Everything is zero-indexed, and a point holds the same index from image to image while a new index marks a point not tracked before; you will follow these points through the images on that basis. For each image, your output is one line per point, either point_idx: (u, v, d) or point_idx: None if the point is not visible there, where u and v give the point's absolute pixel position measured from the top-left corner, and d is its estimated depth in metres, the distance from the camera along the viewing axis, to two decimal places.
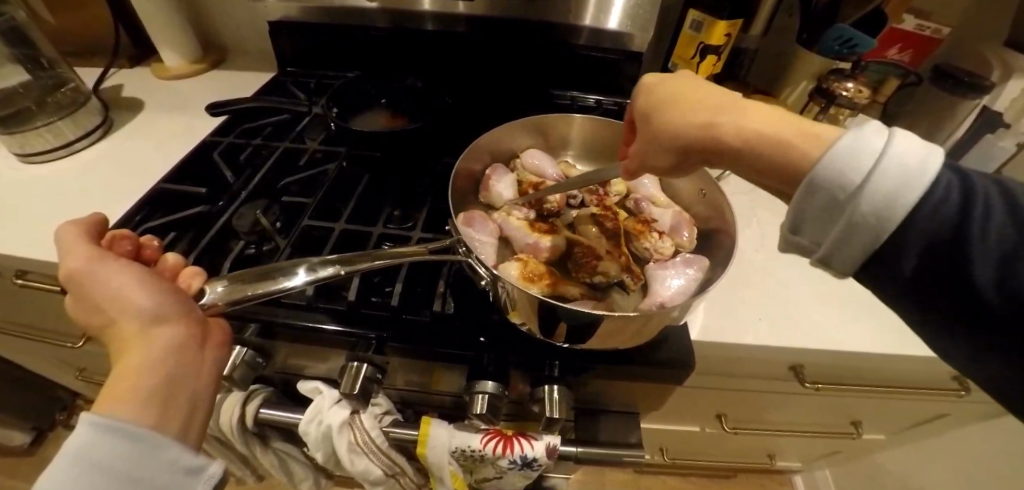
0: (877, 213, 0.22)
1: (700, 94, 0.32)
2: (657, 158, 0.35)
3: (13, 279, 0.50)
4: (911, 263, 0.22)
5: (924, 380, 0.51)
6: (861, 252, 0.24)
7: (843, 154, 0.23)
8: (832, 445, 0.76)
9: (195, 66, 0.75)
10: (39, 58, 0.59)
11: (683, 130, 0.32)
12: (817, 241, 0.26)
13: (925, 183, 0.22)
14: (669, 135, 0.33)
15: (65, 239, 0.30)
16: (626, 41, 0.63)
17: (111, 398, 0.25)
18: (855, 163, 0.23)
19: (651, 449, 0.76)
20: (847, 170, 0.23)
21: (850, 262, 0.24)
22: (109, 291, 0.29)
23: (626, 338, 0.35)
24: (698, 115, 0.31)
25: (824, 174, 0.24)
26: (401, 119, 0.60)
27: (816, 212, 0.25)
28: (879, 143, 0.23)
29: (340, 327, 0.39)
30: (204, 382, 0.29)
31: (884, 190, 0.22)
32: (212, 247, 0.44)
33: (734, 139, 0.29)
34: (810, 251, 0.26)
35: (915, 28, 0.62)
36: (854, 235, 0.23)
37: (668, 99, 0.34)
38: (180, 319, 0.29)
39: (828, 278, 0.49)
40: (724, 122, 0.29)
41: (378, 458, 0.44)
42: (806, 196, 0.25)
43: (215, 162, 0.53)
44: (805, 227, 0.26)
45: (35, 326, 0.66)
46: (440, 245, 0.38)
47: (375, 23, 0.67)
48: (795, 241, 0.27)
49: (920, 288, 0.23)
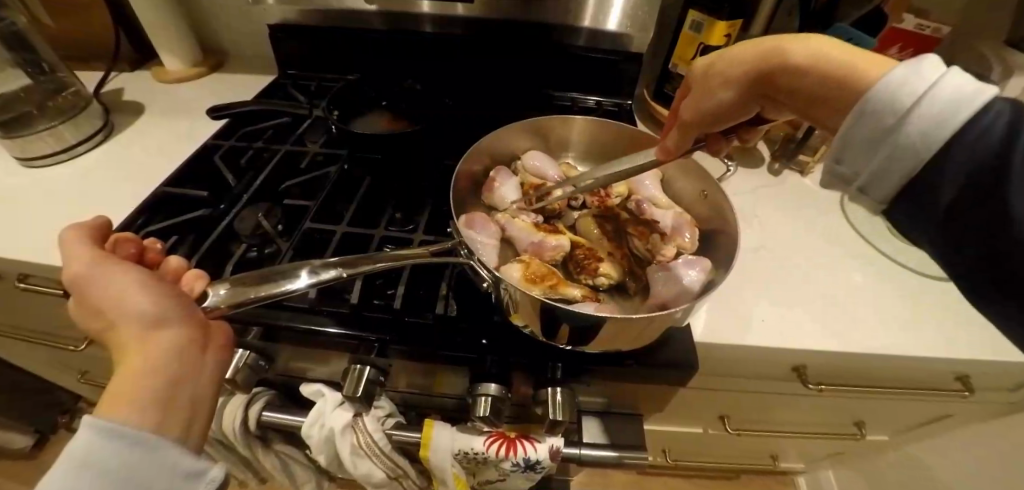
0: (921, 137, 0.24)
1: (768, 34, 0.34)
2: (712, 92, 0.36)
3: (16, 283, 0.50)
4: (945, 197, 0.24)
5: (927, 380, 0.51)
6: (900, 179, 0.25)
7: (896, 82, 0.25)
8: (836, 446, 0.76)
9: (195, 70, 0.75)
10: (40, 63, 0.59)
11: (751, 63, 0.34)
12: (858, 172, 0.27)
13: (974, 109, 0.23)
14: (736, 69, 0.35)
15: (68, 241, 0.30)
16: (626, 42, 0.63)
17: (114, 402, 0.25)
18: (906, 90, 0.24)
19: (653, 450, 0.76)
20: (899, 96, 0.24)
21: (887, 190, 0.26)
22: (110, 294, 0.29)
23: (628, 340, 0.35)
24: (763, 46, 0.33)
25: (878, 97, 0.25)
26: (402, 121, 0.60)
27: (858, 141, 0.27)
28: (937, 69, 0.24)
29: (342, 330, 0.39)
30: (206, 385, 0.29)
31: (932, 114, 0.23)
32: (214, 250, 0.44)
33: (803, 62, 0.31)
34: (851, 181, 0.28)
35: (915, 27, 0.62)
36: (896, 160, 0.25)
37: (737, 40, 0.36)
38: (181, 323, 0.29)
39: (830, 278, 0.49)
40: (793, 50, 0.31)
41: (381, 461, 0.44)
42: (855, 121, 0.26)
43: (216, 166, 0.53)
44: (848, 157, 0.27)
45: (37, 331, 0.66)
46: (441, 247, 0.38)
47: (375, 25, 0.67)
48: (837, 171, 0.29)
49: (952, 222, 0.24)
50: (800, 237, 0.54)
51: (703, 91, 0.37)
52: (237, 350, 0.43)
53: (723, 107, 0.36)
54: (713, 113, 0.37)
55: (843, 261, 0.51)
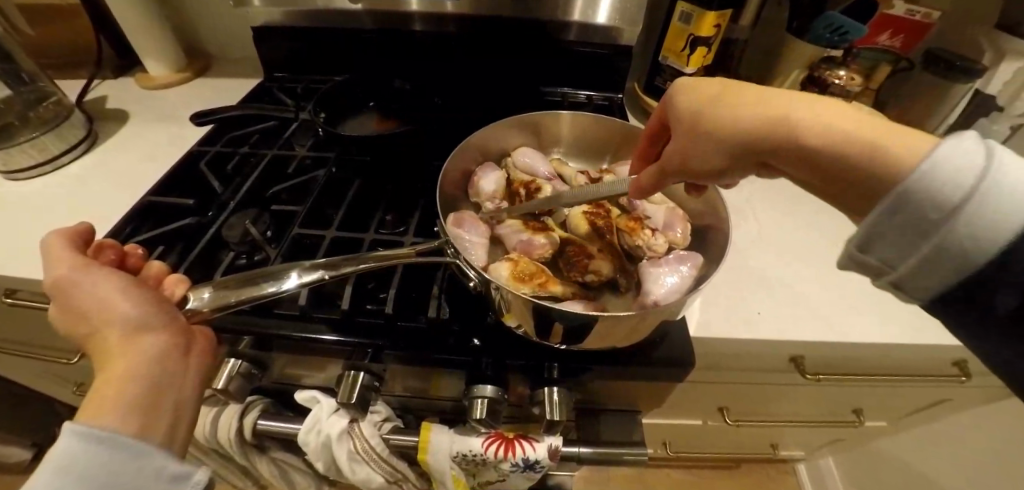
0: (974, 234, 0.21)
1: (759, 91, 0.31)
2: (703, 155, 0.33)
3: (3, 298, 0.49)
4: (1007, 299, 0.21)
5: (925, 367, 0.51)
6: (948, 280, 0.23)
7: (937, 172, 0.22)
8: (834, 433, 0.76)
9: (180, 75, 0.74)
10: (20, 73, 0.57)
11: (749, 127, 0.30)
12: (893, 264, 0.25)
13: None
14: (732, 131, 0.31)
15: (49, 246, 0.29)
16: (615, 35, 0.62)
17: (95, 407, 0.25)
18: (954, 182, 0.22)
19: (654, 444, 0.76)
20: (946, 187, 0.22)
21: (925, 286, 0.24)
22: (92, 299, 0.28)
23: (621, 337, 0.34)
24: (759, 114, 0.29)
25: (919, 187, 0.22)
26: (391, 122, 0.59)
27: (895, 229, 0.24)
28: (983, 155, 0.22)
29: (335, 337, 0.38)
30: (190, 390, 0.29)
31: (988, 211, 0.21)
32: (203, 259, 0.43)
33: (809, 137, 0.28)
34: (881, 270, 0.26)
35: (905, 13, 0.61)
36: (941, 261, 0.23)
37: (723, 91, 0.32)
38: (165, 328, 0.29)
39: (825, 269, 0.49)
40: (799, 118, 0.28)
41: (380, 466, 0.44)
42: (890, 212, 0.23)
43: (202, 173, 0.52)
44: (877, 247, 0.25)
45: (26, 343, 0.65)
46: (429, 246, 0.37)
47: (362, 25, 0.66)
48: (860, 259, 0.26)
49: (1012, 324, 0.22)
50: (792, 229, 0.54)
51: (694, 147, 0.33)
52: (227, 359, 0.42)
53: (716, 169, 0.33)
54: (705, 175, 0.34)
55: (835, 250, 0.51)
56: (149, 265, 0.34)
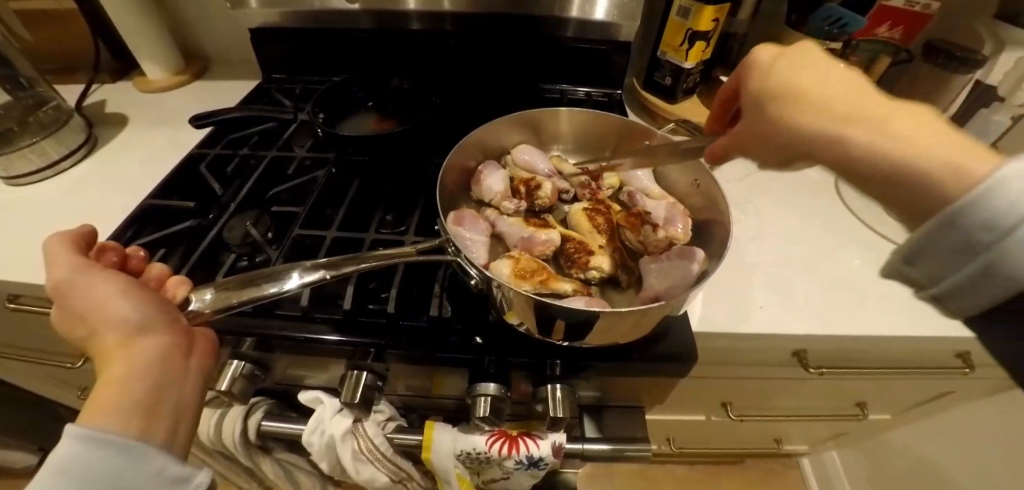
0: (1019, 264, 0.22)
1: (836, 87, 0.29)
2: (761, 144, 0.34)
3: (6, 303, 0.49)
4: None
5: (928, 359, 0.51)
6: (996, 294, 0.23)
7: (987, 202, 0.22)
8: (837, 427, 0.76)
9: (179, 78, 0.74)
10: (18, 78, 0.58)
11: (802, 128, 0.30)
12: (936, 278, 0.26)
13: None
14: (789, 128, 0.31)
15: (50, 249, 0.29)
16: (613, 31, 0.62)
17: (95, 408, 0.25)
18: (1005, 209, 0.22)
19: (657, 440, 0.76)
20: (996, 217, 0.22)
21: (975, 300, 0.24)
22: (93, 300, 0.28)
23: (622, 333, 0.34)
24: (815, 110, 0.29)
25: (967, 212, 0.23)
26: (389, 121, 0.59)
27: (944, 249, 0.24)
28: None
29: (339, 337, 0.38)
30: (191, 391, 0.29)
31: None
32: (204, 261, 0.43)
33: (860, 152, 0.27)
34: (926, 280, 0.26)
35: (906, 4, 0.60)
36: (989, 280, 0.23)
37: (794, 74, 0.32)
38: (166, 329, 0.29)
39: (827, 263, 0.49)
40: (852, 131, 0.27)
41: (384, 465, 0.44)
42: (940, 231, 0.24)
43: (202, 175, 0.52)
44: (925, 260, 0.26)
45: (30, 348, 0.65)
46: (429, 245, 0.37)
47: (359, 25, 0.66)
48: (909, 268, 0.27)
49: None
50: (793, 222, 0.54)
51: (758, 133, 0.34)
52: (230, 361, 0.42)
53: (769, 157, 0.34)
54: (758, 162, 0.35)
55: (836, 243, 0.51)
56: (150, 266, 0.34)
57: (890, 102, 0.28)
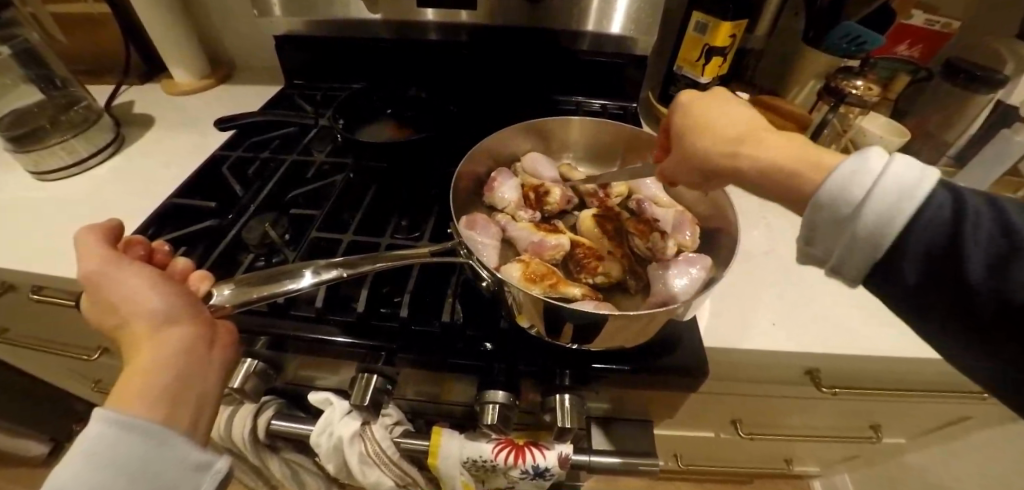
0: (875, 226, 0.24)
1: (722, 121, 0.33)
2: (686, 173, 0.36)
3: (31, 294, 0.51)
4: (909, 264, 0.24)
5: (945, 383, 0.50)
6: (868, 261, 0.26)
7: (840, 179, 0.26)
8: (851, 449, 0.74)
9: (204, 81, 0.76)
10: (53, 78, 0.60)
11: (705, 154, 0.34)
12: (831, 251, 0.27)
13: (919, 197, 0.24)
14: (696, 156, 0.34)
15: (81, 242, 0.31)
16: (630, 45, 0.63)
17: (124, 394, 0.26)
18: (855, 183, 0.25)
19: (665, 455, 0.74)
20: (850, 188, 0.25)
21: (857, 269, 0.27)
22: (121, 291, 0.29)
23: (629, 336, 0.34)
24: (721, 140, 0.33)
25: (828, 191, 0.26)
26: (407, 129, 0.60)
27: (822, 226, 0.27)
28: (882, 158, 0.25)
29: (350, 339, 0.39)
30: (214, 380, 0.29)
31: (882, 206, 0.24)
32: (222, 261, 0.44)
33: (753, 168, 0.31)
34: (824, 260, 0.28)
35: (925, 22, 0.61)
36: (859, 247, 0.25)
37: (690, 121, 0.35)
38: (190, 321, 0.29)
39: (844, 282, 0.48)
40: (744, 152, 0.31)
41: (390, 469, 0.44)
42: (815, 212, 0.27)
43: (224, 177, 0.54)
44: (818, 240, 0.28)
45: (49, 339, 0.66)
46: (442, 247, 0.38)
47: (379, 34, 0.67)
48: (808, 251, 0.29)
49: (921, 294, 0.24)
50: None
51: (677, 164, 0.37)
52: (245, 358, 0.43)
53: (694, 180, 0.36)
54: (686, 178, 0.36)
55: None
56: (174, 260, 0.34)
57: (761, 125, 0.32)
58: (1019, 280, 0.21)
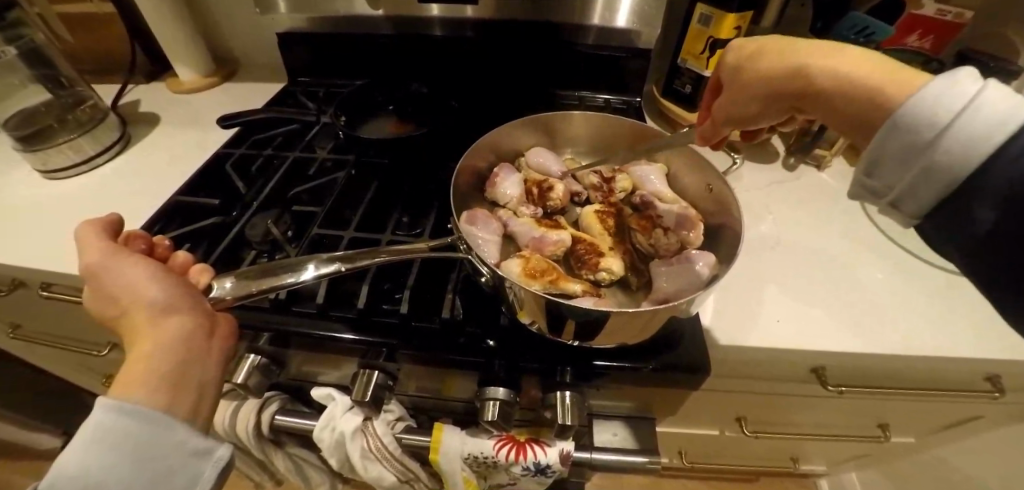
0: (956, 155, 0.23)
1: (805, 45, 0.32)
2: (744, 105, 0.36)
3: (40, 291, 0.52)
4: (984, 205, 0.23)
5: (955, 381, 0.49)
6: (935, 195, 0.25)
7: (926, 100, 0.24)
8: (858, 447, 0.73)
9: (208, 79, 0.76)
10: (59, 77, 0.61)
11: (773, 75, 0.33)
12: (894, 184, 0.27)
13: (1015, 124, 0.22)
14: (757, 83, 0.34)
15: (83, 236, 0.31)
16: (633, 38, 0.62)
17: (127, 382, 0.26)
18: (941, 106, 0.23)
19: (669, 452, 0.74)
20: (935, 112, 0.24)
21: (919, 202, 0.26)
22: (123, 283, 0.29)
23: (630, 334, 0.34)
24: (784, 63, 0.32)
25: (909, 113, 0.25)
26: (409, 124, 0.60)
27: (893, 155, 0.26)
28: (976, 82, 0.23)
29: (353, 335, 0.39)
30: (215, 368, 0.30)
31: (967, 133, 0.23)
32: (226, 257, 0.44)
33: (820, 83, 0.30)
34: (884, 193, 0.28)
35: (937, 12, 0.59)
36: (931, 178, 0.24)
37: (755, 49, 0.35)
38: (189, 311, 0.29)
39: (851, 278, 0.47)
40: (812, 65, 0.30)
41: (392, 464, 0.45)
42: (887, 137, 0.26)
43: (227, 174, 0.54)
44: (883, 171, 0.27)
45: (60, 336, 0.68)
46: (441, 242, 0.37)
47: (382, 30, 0.67)
48: (869, 182, 0.28)
49: (991, 243, 0.23)
50: (814, 233, 0.52)
51: (736, 96, 0.37)
52: (247, 354, 0.43)
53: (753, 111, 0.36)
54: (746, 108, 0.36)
55: (856, 254, 0.50)
56: (174, 254, 0.35)
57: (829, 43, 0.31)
58: None
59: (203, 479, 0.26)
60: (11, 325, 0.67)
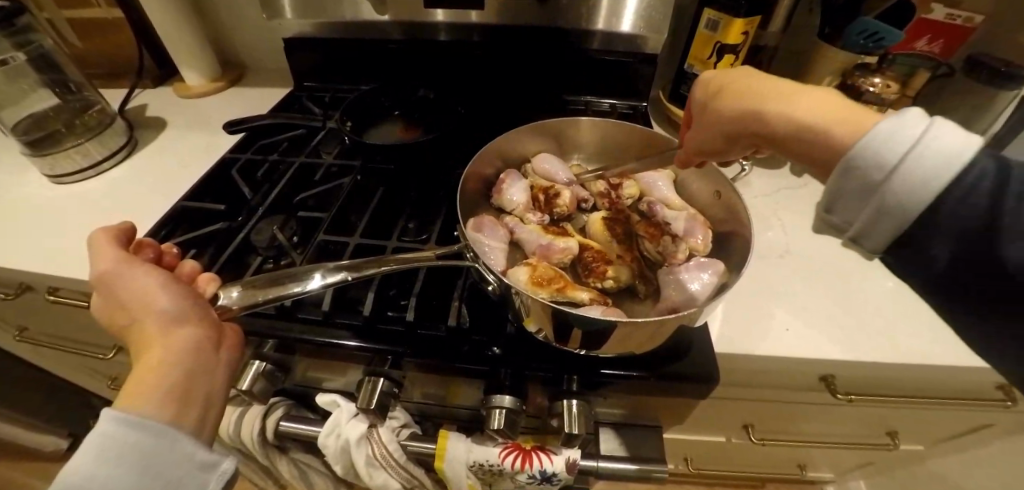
0: (907, 195, 0.23)
1: (768, 80, 0.33)
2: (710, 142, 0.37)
3: (47, 295, 0.52)
4: (938, 243, 0.23)
5: (966, 390, 0.49)
6: (890, 233, 0.25)
7: (875, 141, 0.24)
8: (866, 455, 0.72)
9: (216, 84, 0.77)
10: (67, 83, 0.62)
11: (733, 114, 0.34)
12: (852, 222, 0.26)
13: (961, 164, 0.22)
14: (720, 121, 0.35)
15: (96, 243, 0.31)
16: (640, 43, 0.62)
17: (132, 394, 0.26)
18: (891, 147, 0.24)
19: (674, 459, 0.73)
20: (884, 153, 0.24)
21: (880, 239, 0.25)
22: (133, 292, 0.29)
23: (638, 343, 0.34)
24: (744, 103, 0.33)
25: (860, 153, 0.25)
26: (415, 130, 0.60)
27: (849, 193, 0.26)
28: (921, 122, 0.23)
29: (358, 343, 0.38)
30: (221, 381, 0.29)
31: (917, 173, 0.23)
32: (232, 263, 0.44)
33: (776, 123, 0.31)
34: (843, 230, 0.27)
35: (946, 17, 0.59)
36: (886, 217, 0.24)
37: (719, 91, 0.36)
38: (198, 322, 0.29)
39: (860, 287, 0.47)
40: (768, 107, 0.31)
41: (397, 472, 0.44)
42: (842, 176, 0.26)
43: (234, 179, 0.54)
44: (841, 208, 0.27)
45: (67, 339, 0.68)
46: (449, 250, 0.37)
47: (388, 35, 0.67)
48: (828, 220, 0.28)
49: (949, 275, 0.23)
50: (822, 241, 0.52)
51: (704, 136, 0.38)
52: (253, 360, 0.43)
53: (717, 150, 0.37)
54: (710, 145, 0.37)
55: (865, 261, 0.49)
56: (183, 262, 0.35)
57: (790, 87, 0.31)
58: None
59: None
60: (18, 327, 0.67)
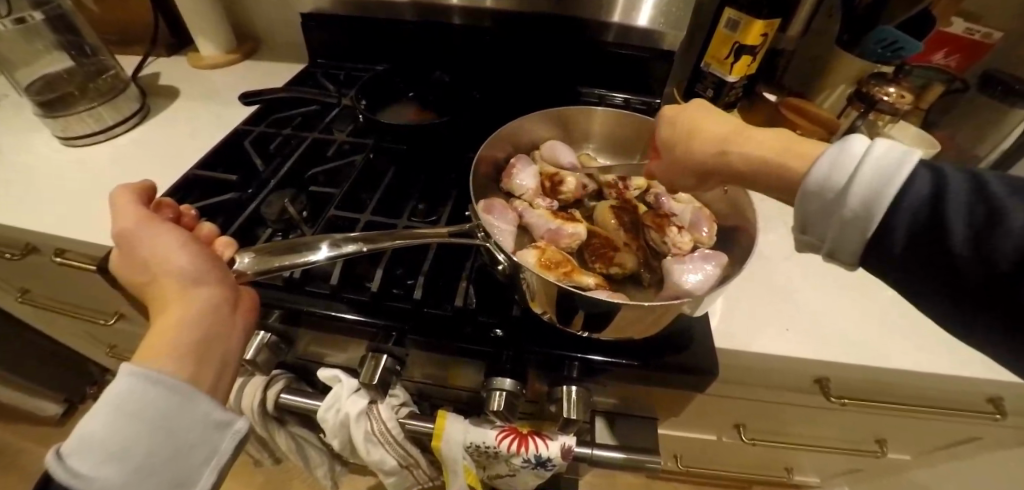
0: (862, 209, 0.25)
1: (720, 124, 0.36)
2: (682, 179, 0.39)
3: (54, 257, 0.52)
4: (895, 241, 0.25)
5: (957, 401, 0.49)
6: (859, 243, 0.27)
7: (826, 166, 0.27)
8: (853, 461, 0.73)
9: (229, 56, 0.76)
10: (83, 45, 0.61)
11: (700, 158, 0.36)
12: (826, 238, 0.29)
13: (903, 177, 0.24)
14: (688, 161, 0.37)
15: (118, 200, 0.31)
16: (657, 38, 0.63)
17: (151, 352, 0.26)
18: (839, 170, 0.27)
19: (665, 455, 0.74)
20: (834, 175, 0.27)
21: (852, 251, 0.27)
22: (153, 250, 0.30)
23: (642, 327, 0.34)
24: (710, 148, 0.35)
25: (815, 178, 0.28)
26: (429, 113, 0.60)
27: (814, 212, 0.28)
28: (862, 145, 0.26)
29: (359, 316, 0.39)
30: (236, 342, 0.30)
31: (865, 188, 0.25)
32: (241, 233, 0.45)
33: (746, 165, 0.33)
34: (821, 247, 0.29)
35: (964, 31, 0.59)
36: (848, 230, 0.27)
37: (675, 139, 0.39)
38: (216, 284, 0.30)
39: (860, 293, 0.47)
40: (733, 150, 0.34)
41: (394, 448, 0.45)
42: (806, 199, 0.29)
43: (246, 150, 0.55)
44: (813, 226, 0.29)
45: (70, 303, 0.68)
46: (460, 229, 0.37)
47: (407, 16, 0.68)
48: (805, 239, 0.30)
49: (908, 261, 0.25)
50: None
51: (673, 174, 0.39)
52: (257, 331, 0.43)
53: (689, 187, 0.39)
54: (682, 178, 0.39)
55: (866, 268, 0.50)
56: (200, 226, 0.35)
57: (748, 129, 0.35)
58: (1001, 246, 0.21)
59: (220, 451, 0.27)
60: (22, 288, 0.67)
